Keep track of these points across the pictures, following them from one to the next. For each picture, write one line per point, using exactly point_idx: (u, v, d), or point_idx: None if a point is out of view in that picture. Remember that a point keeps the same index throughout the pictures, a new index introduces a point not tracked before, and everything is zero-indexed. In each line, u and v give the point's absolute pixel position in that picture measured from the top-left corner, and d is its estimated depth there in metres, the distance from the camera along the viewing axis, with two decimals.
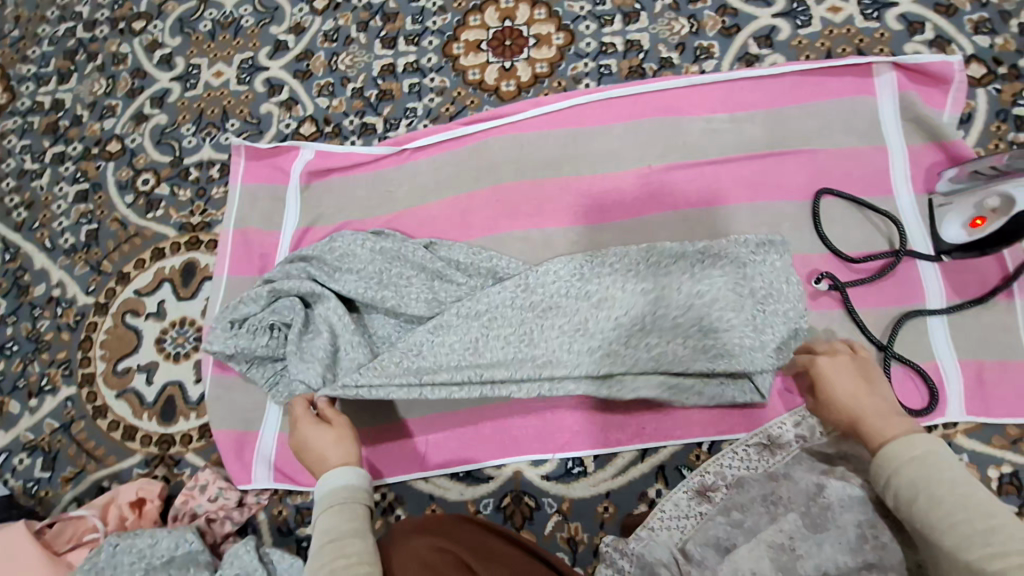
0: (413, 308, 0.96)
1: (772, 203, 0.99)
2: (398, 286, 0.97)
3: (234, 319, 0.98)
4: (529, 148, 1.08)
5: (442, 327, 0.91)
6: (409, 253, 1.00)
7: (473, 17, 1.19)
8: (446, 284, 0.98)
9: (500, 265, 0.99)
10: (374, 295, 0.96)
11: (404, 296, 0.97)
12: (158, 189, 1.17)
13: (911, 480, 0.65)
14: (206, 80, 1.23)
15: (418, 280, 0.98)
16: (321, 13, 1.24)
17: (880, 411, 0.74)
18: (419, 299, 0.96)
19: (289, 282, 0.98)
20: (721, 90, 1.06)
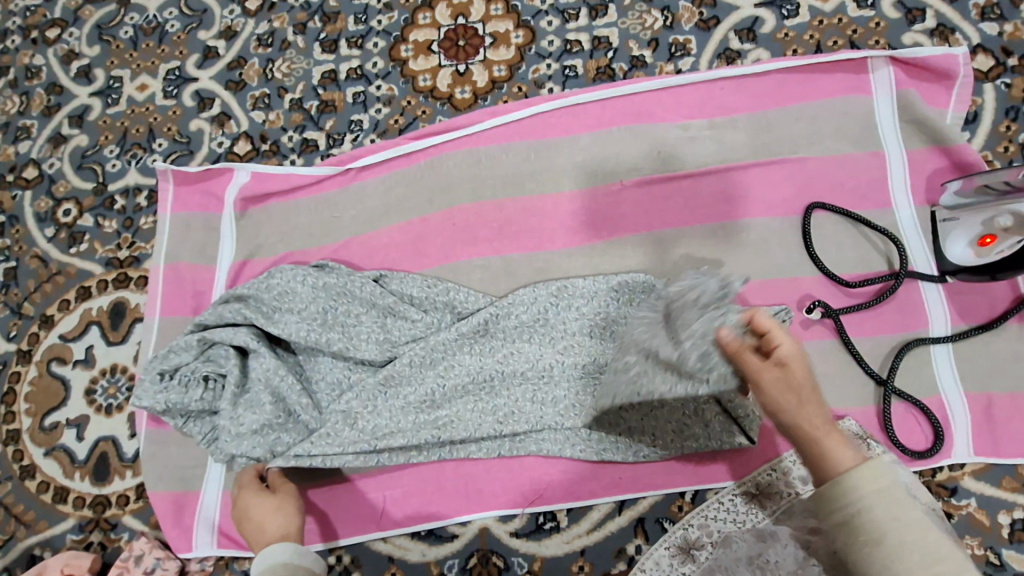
0: (366, 355, 0.85)
1: (757, 220, 0.90)
2: (346, 330, 0.86)
3: (161, 371, 0.86)
4: (489, 163, 0.98)
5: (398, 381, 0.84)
6: (357, 287, 0.88)
7: (422, 15, 1.07)
8: (401, 324, 0.88)
9: (462, 299, 0.89)
10: (320, 341, 0.85)
11: (354, 340, 0.86)
12: (81, 221, 1.06)
13: (879, 518, 0.52)
14: (130, 94, 1.11)
15: (369, 319, 0.87)
16: (254, 15, 1.12)
17: (826, 421, 0.60)
18: (374, 344, 0.86)
19: (226, 330, 0.87)
20: (699, 92, 0.95)
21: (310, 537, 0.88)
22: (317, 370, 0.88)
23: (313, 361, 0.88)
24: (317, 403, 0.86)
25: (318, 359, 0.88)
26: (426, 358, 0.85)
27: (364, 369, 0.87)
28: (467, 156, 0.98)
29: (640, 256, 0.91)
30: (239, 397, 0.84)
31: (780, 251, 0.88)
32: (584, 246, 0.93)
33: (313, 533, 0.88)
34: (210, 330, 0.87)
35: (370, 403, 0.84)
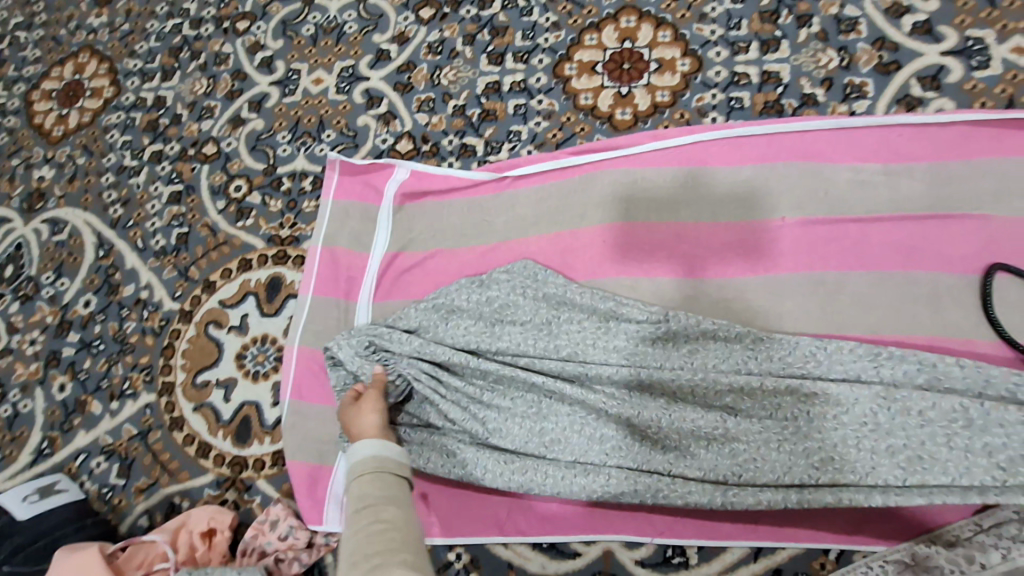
0: (559, 364, 0.87)
1: (929, 274, 0.86)
2: (545, 339, 0.89)
3: (366, 339, 0.94)
4: (646, 185, 0.99)
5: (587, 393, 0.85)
6: (572, 302, 0.91)
7: (589, 36, 1.10)
8: (601, 340, 0.87)
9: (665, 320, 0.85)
10: (516, 345, 0.89)
11: (550, 349, 0.88)
12: (249, 197, 1.14)
13: None
14: (306, 87, 1.19)
15: (571, 332, 0.89)
16: (426, 23, 1.18)
17: None
18: (566, 354, 0.87)
19: (430, 323, 0.94)
20: (875, 135, 0.93)
21: (430, 529, 0.90)
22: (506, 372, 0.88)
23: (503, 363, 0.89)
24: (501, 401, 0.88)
25: (505, 354, 0.89)
26: (621, 377, 0.84)
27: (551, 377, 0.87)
28: (623, 175, 1.00)
29: (799, 297, 0.89)
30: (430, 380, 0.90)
31: (953, 308, 0.84)
32: (737, 279, 0.91)
33: (432, 526, 0.90)
34: (417, 316, 0.95)
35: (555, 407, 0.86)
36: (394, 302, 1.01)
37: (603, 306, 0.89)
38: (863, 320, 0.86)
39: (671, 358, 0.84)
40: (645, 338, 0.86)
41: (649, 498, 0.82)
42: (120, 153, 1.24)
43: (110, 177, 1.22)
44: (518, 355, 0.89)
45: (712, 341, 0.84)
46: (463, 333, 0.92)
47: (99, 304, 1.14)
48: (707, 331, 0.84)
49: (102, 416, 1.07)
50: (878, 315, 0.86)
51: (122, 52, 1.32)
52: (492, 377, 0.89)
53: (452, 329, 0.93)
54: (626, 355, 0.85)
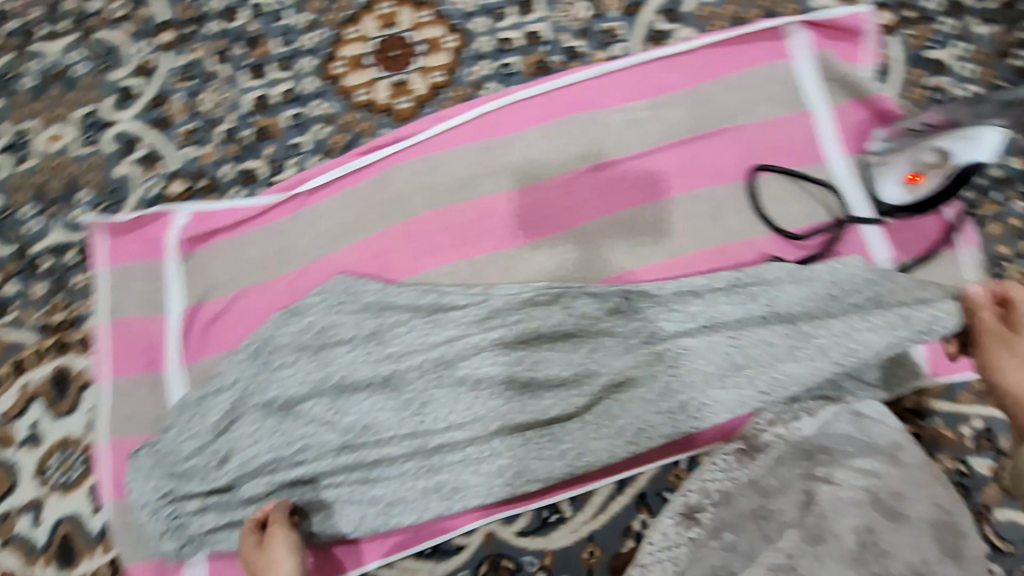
0: (394, 371, 0.87)
1: (710, 190, 0.94)
2: (373, 349, 0.88)
3: (185, 423, 0.86)
4: (443, 169, 0.97)
5: (420, 383, 0.87)
6: (392, 304, 0.89)
7: (349, 29, 1.04)
8: (426, 334, 0.88)
9: (483, 300, 0.89)
10: (346, 365, 0.87)
11: (380, 360, 0.87)
12: (4, 289, 0.97)
13: None
14: (44, 147, 1.03)
15: (396, 335, 0.88)
16: (168, 48, 1.06)
17: None
18: (397, 359, 0.87)
19: (251, 376, 0.88)
20: (635, 74, 0.98)
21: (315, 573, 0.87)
22: (344, 397, 0.87)
23: (338, 388, 0.87)
24: (343, 423, 0.86)
25: (338, 380, 0.87)
26: (453, 364, 0.87)
27: (390, 385, 0.88)
28: (418, 165, 0.97)
29: (605, 241, 0.93)
30: (262, 426, 0.86)
31: (732, 215, 0.93)
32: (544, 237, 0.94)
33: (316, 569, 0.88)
34: (232, 373, 0.88)
35: (393, 404, 0.87)
36: (210, 358, 0.92)
37: (421, 299, 0.89)
38: (663, 247, 0.92)
39: (491, 330, 0.87)
40: (466, 319, 0.89)
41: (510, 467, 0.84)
42: None
43: None
44: (352, 376, 0.87)
45: (522, 306, 0.89)
46: (286, 376, 0.87)
47: None
48: (520, 298, 0.89)
49: None
50: (676, 239, 0.92)
51: None
52: (329, 407, 0.87)
53: (275, 371, 0.87)
54: (451, 340, 0.88)
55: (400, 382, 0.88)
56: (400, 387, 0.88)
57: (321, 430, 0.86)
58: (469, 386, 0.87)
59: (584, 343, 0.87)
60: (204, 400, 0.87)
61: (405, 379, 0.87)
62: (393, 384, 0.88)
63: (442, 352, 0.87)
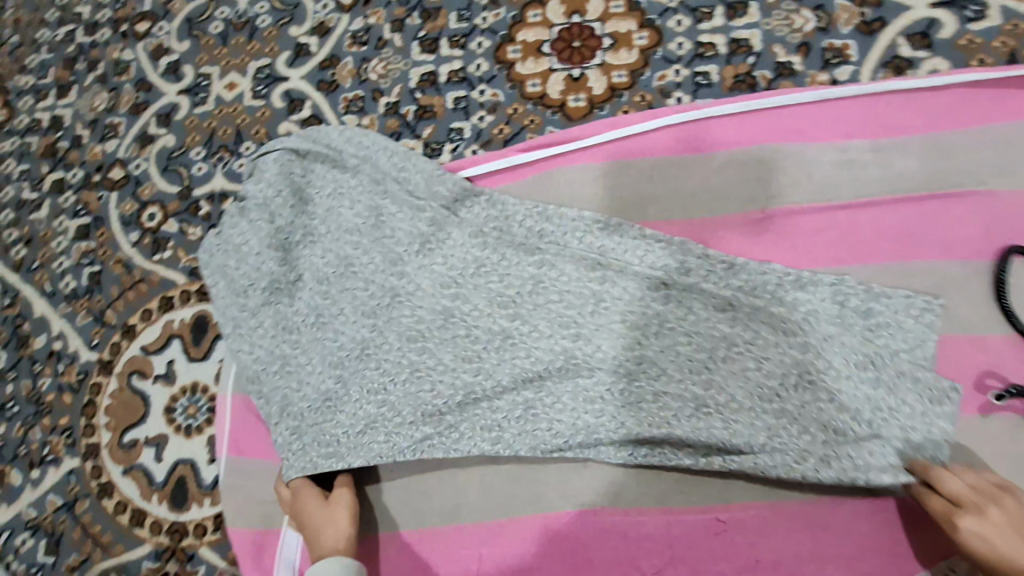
0: (507, 373, 0.79)
1: (931, 263, 0.77)
2: (462, 359, 0.80)
3: (251, 345, 0.86)
4: (607, 180, 0.87)
5: (556, 314, 0.80)
6: (431, 345, 0.81)
7: (533, 12, 0.96)
8: (606, 324, 0.78)
9: (637, 340, 0.78)
10: (425, 300, 0.83)
11: (508, 365, 0.79)
12: (165, 226, 1.01)
13: None
14: (219, 93, 1.05)
15: (521, 269, 0.82)
16: (349, 9, 1.03)
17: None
18: (511, 311, 0.81)
19: (372, 388, 0.81)
20: (862, 106, 0.82)
21: None
22: (479, 247, 0.83)
23: (444, 229, 0.84)
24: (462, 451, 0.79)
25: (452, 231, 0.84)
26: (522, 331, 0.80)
27: (489, 300, 0.82)
28: (580, 172, 0.88)
29: None
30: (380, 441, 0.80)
31: (958, 304, 0.75)
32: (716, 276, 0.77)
33: None
34: (264, 269, 0.87)
35: (581, 301, 0.79)
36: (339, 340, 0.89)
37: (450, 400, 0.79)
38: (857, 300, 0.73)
39: (641, 366, 0.77)
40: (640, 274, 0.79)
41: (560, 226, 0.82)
42: (17, 185, 1.09)
43: (9, 214, 1.08)
44: (518, 362, 0.79)
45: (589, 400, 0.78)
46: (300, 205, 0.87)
47: (9, 361, 1.01)
48: (699, 353, 0.76)
49: (23, 487, 0.95)
50: None
51: (11, 68, 1.16)
52: (382, 218, 0.86)
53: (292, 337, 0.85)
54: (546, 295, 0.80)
55: (542, 412, 0.78)
56: (534, 421, 0.78)
57: (437, 450, 0.80)
58: (608, 430, 0.77)
59: (745, 416, 0.74)
60: (221, 261, 0.89)
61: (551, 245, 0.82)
62: (504, 291, 0.81)
63: (564, 341, 0.79)
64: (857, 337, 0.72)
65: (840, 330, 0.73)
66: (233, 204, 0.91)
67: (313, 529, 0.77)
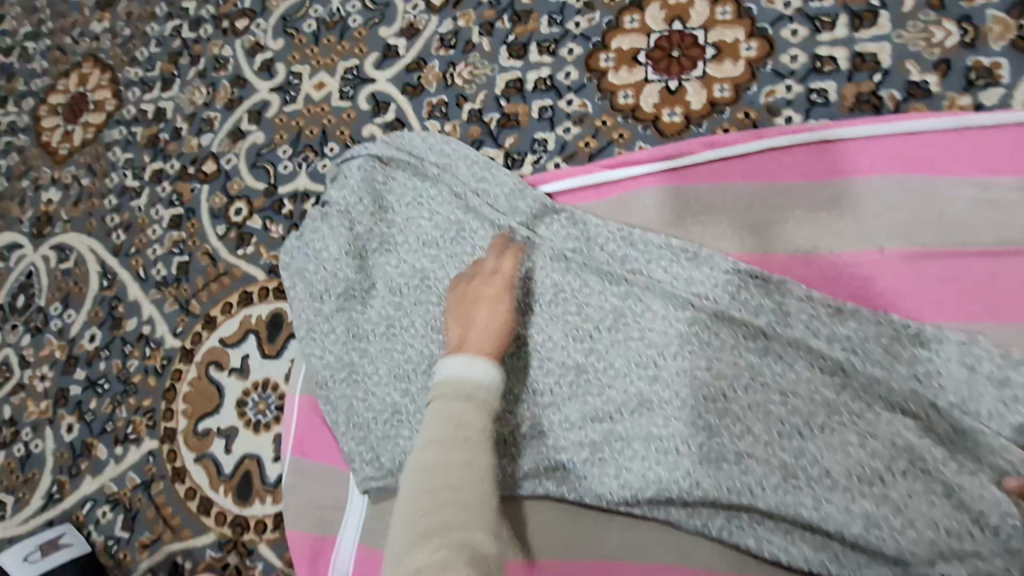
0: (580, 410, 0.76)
1: None
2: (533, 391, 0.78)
3: (320, 348, 0.87)
4: (700, 204, 0.80)
5: (633, 353, 0.75)
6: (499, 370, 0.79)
7: (630, 18, 0.90)
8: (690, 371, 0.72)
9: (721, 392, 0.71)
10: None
11: (579, 401, 0.76)
12: (249, 222, 1.04)
13: None
14: (307, 92, 1.06)
15: (607, 296, 0.78)
16: (439, 11, 1.01)
17: None
18: (587, 346, 0.77)
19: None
20: (1010, 137, 0.71)
21: None
22: (560, 273, 0.79)
23: (528, 251, 0.81)
24: (527, 490, 0.76)
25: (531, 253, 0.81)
26: (597, 366, 0.76)
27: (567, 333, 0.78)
28: (672, 195, 0.81)
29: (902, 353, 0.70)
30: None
31: None
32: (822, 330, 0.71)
33: None
34: (341, 276, 0.87)
35: (665, 339, 0.74)
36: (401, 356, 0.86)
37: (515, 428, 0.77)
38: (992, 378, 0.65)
39: (723, 420, 0.70)
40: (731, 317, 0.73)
41: (646, 253, 0.78)
42: (122, 173, 1.16)
43: (113, 200, 1.15)
44: (590, 401, 0.76)
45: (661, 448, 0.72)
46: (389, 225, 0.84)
47: (105, 339, 1.08)
48: (794, 417, 0.69)
49: (108, 461, 1.01)
50: None
51: (123, 60, 1.23)
52: (462, 232, 0.84)
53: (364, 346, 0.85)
54: (627, 330, 0.76)
55: (611, 456, 0.74)
56: (601, 465, 0.74)
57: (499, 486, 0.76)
58: (682, 489, 0.70)
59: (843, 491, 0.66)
60: (301, 263, 0.90)
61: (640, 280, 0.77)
62: (582, 325, 0.78)
63: (639, 383, 0.74)
64: (987, 410, 0.64)
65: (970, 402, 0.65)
66: (316, 208, 0.91)
67: (469, 322, 0.72)
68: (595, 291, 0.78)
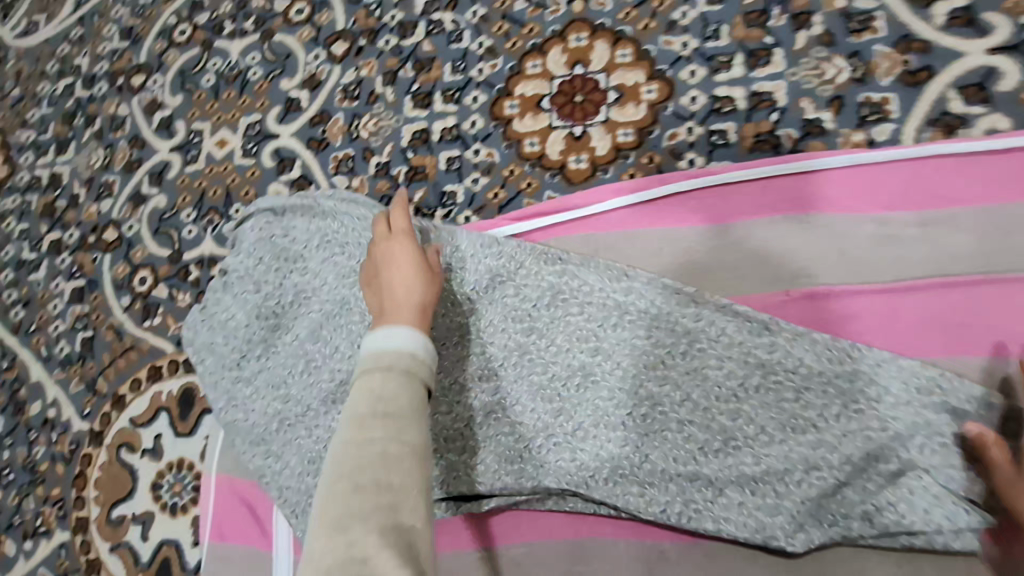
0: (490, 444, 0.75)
1: (987, 360, 0.66)
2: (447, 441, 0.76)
3: (246, 411, 0.83)
4: (611, 255, 0.79)
5: (536, 388, 0.75)
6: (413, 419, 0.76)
7: (532, 63, 0.88)
8: (596, 403, 0.73)
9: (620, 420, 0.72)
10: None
11: (492, 443, 0.75)
12: (155, 291, 0.98)
13: None
14: (209, 150, 1.01)
15: (511, 332, 0.77)
16: (340, 61, 0.98)
17: None
18: (494, 383, 0.76)
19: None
20: (904, 171, 0.71)
21: None
22: (463, 311, 0.79)
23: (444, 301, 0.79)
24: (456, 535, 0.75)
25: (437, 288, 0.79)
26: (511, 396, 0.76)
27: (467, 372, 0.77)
28: (581, 245, 0.80)
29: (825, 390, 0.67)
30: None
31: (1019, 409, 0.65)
32: (708, 365, 0.70)
33: None
34: (255, 338, 0.83)
35: (565, 373, 0.74)
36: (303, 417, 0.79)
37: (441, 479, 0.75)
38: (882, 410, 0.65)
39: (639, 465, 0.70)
40: (636, 346, 0.73)
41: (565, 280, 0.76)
42: (18, 245, 1.08)
43: (10, 275, 1.07)
44: (502, 440, 0.75)
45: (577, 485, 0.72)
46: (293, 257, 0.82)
47: (6, 426, 1.00)
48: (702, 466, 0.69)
49: (17, 558, 0.95)
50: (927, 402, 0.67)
51: (15, 123, 1.16)
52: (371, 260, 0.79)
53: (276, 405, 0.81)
54: (536, 364, 0.76)
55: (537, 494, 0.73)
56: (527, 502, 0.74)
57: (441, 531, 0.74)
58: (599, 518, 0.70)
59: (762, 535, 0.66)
60: (207, 337, 0.85)
61: (545, 311, 0.77)
62: (488, 364, 0.77)
63: (545, 416, 0.74)
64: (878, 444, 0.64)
65: (866, 435, 0.64)
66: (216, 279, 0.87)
67: (386, 287, 0.66)
68: (504, 326, 0.78)
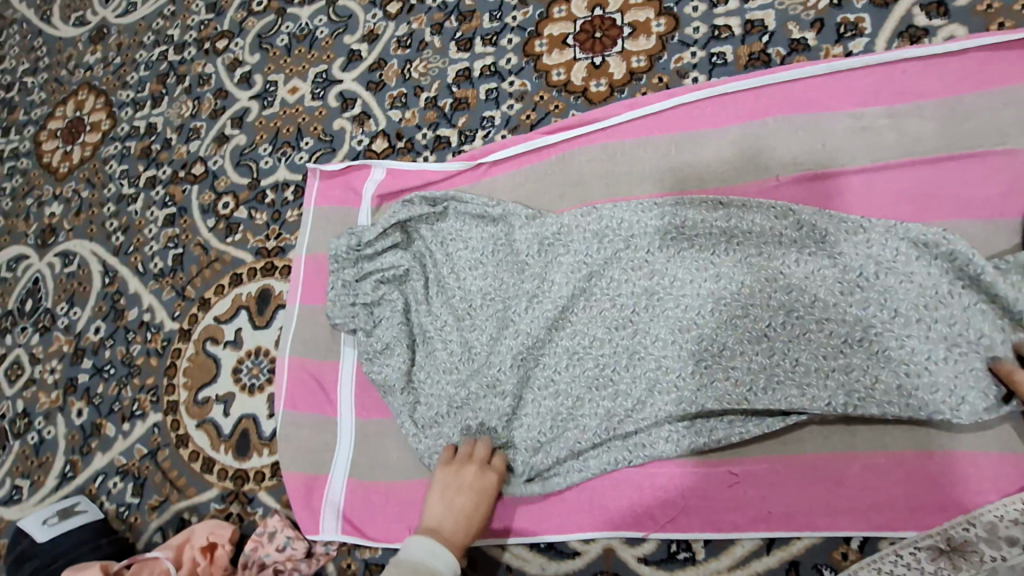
0: (539, 326, 0.83)
1: (946, 223, 0.78)
2: (500, 328, 0.86)
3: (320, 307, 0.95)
4: (626, 157, 0.92)
5: (562, 269, 0.85)
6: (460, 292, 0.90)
7: (558, 8, 1.04)
8: (617, 256, 0.84)
9: (648, 271, 0.82)
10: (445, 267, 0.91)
11: (531, 317, 0.84)
12: (237, 213, 1.15)
13: None
14: (283, 97, 1.19)
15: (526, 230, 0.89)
16: (395, 17, 1.15)
17: None
18: (525, 273, 0.87)
19: (411, 342, 0.90)
20: (874, 74, 0.84)
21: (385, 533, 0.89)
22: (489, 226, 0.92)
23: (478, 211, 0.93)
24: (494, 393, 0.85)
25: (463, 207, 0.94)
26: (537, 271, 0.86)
27: (514, 270, 0.88)
28: (601, 150, 0.93)
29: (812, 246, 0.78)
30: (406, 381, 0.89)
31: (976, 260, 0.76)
32: (702, 233, 0.82)
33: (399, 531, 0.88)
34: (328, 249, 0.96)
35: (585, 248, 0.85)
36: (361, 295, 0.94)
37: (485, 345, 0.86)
38: (858, 259, 0.74)
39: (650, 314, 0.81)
40: (650, 227, 0.84)
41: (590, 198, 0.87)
42: (119, 183, 1.27)
43: (111, 208, 1.26)
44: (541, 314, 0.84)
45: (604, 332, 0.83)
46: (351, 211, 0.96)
47: (108, 330, 1.17)
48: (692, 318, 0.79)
49: (115, 438, 1.10)
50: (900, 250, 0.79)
51: (116, 84, 1.36)
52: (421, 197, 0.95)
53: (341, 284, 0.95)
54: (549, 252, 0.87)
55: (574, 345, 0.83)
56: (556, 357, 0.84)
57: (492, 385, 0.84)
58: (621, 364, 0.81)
59: (767, 376, 0.76)
60: None
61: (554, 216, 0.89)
62: (514, 259, 0.88)
63: (579, 284, 0.84)
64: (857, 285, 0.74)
65: (834, 280, 0.75)
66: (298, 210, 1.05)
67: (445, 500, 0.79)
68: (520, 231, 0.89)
